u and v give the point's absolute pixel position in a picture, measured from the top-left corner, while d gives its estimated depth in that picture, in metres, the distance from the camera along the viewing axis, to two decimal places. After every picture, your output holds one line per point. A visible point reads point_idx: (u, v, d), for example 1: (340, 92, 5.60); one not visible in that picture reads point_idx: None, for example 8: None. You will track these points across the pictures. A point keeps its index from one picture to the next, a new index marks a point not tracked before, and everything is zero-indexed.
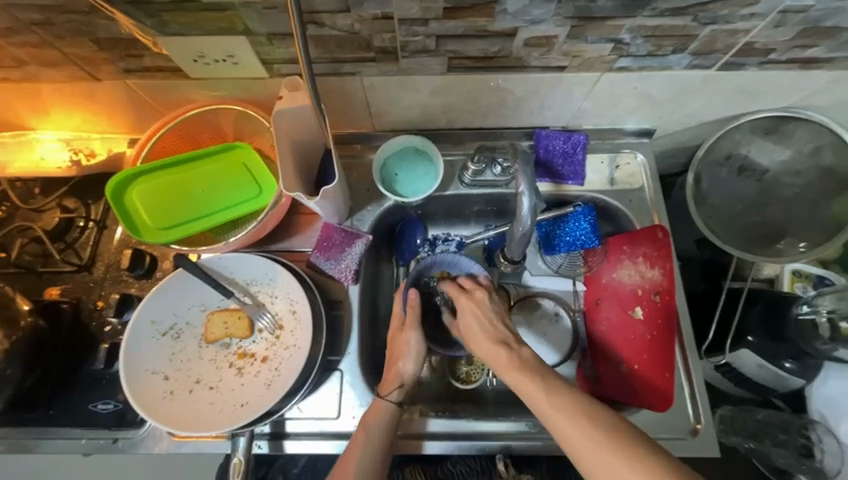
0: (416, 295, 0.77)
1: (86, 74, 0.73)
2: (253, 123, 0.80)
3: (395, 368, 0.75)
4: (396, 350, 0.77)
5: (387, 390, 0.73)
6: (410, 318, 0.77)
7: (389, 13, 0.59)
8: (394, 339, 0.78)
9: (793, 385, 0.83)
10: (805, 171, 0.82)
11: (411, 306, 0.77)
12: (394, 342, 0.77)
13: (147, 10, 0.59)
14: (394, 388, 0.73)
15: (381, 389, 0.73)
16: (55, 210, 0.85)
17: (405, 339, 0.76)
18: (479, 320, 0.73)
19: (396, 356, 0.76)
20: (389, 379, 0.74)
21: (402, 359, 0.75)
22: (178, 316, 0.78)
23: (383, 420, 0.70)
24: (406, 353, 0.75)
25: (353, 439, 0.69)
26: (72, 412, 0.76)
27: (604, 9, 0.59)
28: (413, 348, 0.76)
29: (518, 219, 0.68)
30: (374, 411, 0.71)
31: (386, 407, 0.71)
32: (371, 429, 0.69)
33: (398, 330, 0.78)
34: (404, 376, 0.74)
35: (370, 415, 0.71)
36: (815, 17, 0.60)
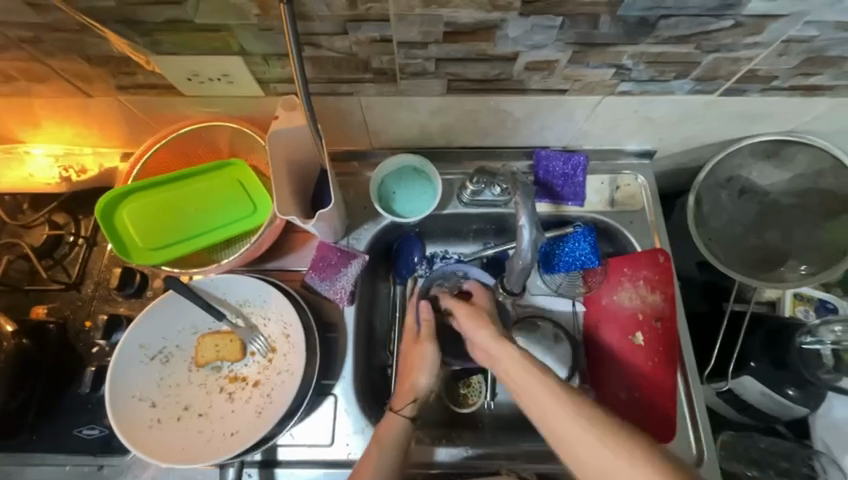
0: (429, 307, 0.76)
1: (77, 90, 0.71)
2: (248, 140, 0.78)
3: (409, 381, 0.73)
4: (409, 363, 0.74)
5: (400, 405, 0.71)
6: (425, 331, 0.75)
7: (387, 36, 0.58)
8: (408, 353, 0.75)
9: (797, 414, 0.82)
10: (806, 195, 0.82)
11: (425, 321, 0.76)
12: (408, 355, 0.75)
13: (140, 30, 0.58)
14: (408, 402, 0.71)
15: (394, 404, 0.71)
16: (44, 226, 0.82)
17: (421, 352, 0.73)
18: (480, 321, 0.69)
19: (411, 368, 0.73)
20: (403, 393, 0.72)
21: (416, 373, 0.73)
22: (167, 339, 0.76)
23: (395, 437, 0.68)
24: (421, 366, 0.73)
25: (366, 455, 0.66)
26: (56, 439, 0.74)
27: (607, 35, 0.58)
28: (428, 361, 0.73)
29: (518, 253, 0.67)
30: (387, 425, 0.69)
31: (401, 423, 0.69)
32: (385, 445, 0.67)
33: (412, 344, 0.76)
34: (419, 390, 0.72)
35: (382, 430, 0.68)
36: (819, 46, 0.60)
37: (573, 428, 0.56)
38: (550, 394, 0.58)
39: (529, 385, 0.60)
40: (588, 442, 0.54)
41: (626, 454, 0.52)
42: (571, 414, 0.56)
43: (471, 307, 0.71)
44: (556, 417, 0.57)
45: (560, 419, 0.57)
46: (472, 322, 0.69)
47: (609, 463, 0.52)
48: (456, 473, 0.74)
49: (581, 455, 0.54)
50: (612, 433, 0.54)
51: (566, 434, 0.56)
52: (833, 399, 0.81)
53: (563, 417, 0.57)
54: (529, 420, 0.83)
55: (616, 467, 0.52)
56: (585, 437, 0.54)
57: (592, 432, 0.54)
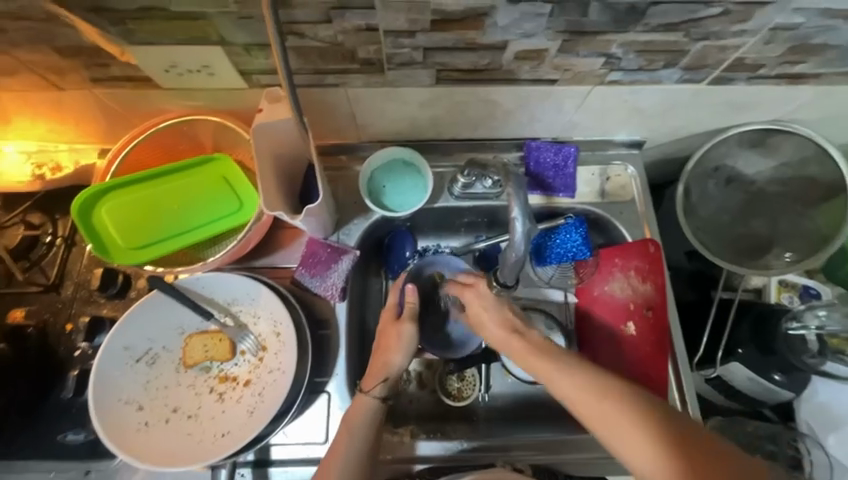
0: (414, 290, 0.75)
1: (49, 83, 0.68)
2: (232, 135, 0.76)
3: (382, 360, 0.71)
4: (385, 342, 0.72)
5: (370, 385, 0.69)
6: (407, 313, 0.74)
7: (373, 24, 0.57)
8: (385, 331, 0.73)
9: (782, 398, 0.83)
10: (790, 183, 0.83)
11: (408, 303, 0.74)
12: (384, 334, 0.73)
13: (112, 18, 0.56)
14: (377, 383, 0.69)
15: (363, 384, 0.69)
16: (19, 227, 0.79)
17: (400, 332, 0.72)
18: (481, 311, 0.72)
19: (387, 348, 0.72)
20: (374, 373, 0.70)
21: (392, 352, 0.71)
22: (153, 341, 0.74)
23: (366, 419, 0.67)
24: (398, 346, 0.71)
25: (336, 441, 0.65)
26: (39, 446, 0.71)
27: (596, 23, 0.58)
28: (406, 341, 0.72)
29: (511, 245, 0.65)
30: (356, 406, 0.68)
31: (371, 404, 0.68)
32: (355, 432, 0.66)
33: (391, 322, 0.74)
34: (391, 369, 0.70)
35: (352, 411, 0.67)
36: (804, 34, 0.60)
37: (591, 395, 0.59)
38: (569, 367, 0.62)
39: (545, 364, 0.64)
40: (608, 409, 0.57)
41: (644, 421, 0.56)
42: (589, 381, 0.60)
43: (480, 292, 0.72)
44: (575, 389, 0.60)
45: (571, 389, 0.60)
46: (486, 308, 0.71)
47: (628, 430, 0.55)
48: (452, 466, 0.74)
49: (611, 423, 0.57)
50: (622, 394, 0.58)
51: (586, 403, 0.59)
52: (816, 382, 0.84)
53: (582, 388, 0.60)
54: (523, 412, 0.83)
55: (633, 432, 0.55)
56: (602, 404, 0.58)
57: (610, 397, 0.58)
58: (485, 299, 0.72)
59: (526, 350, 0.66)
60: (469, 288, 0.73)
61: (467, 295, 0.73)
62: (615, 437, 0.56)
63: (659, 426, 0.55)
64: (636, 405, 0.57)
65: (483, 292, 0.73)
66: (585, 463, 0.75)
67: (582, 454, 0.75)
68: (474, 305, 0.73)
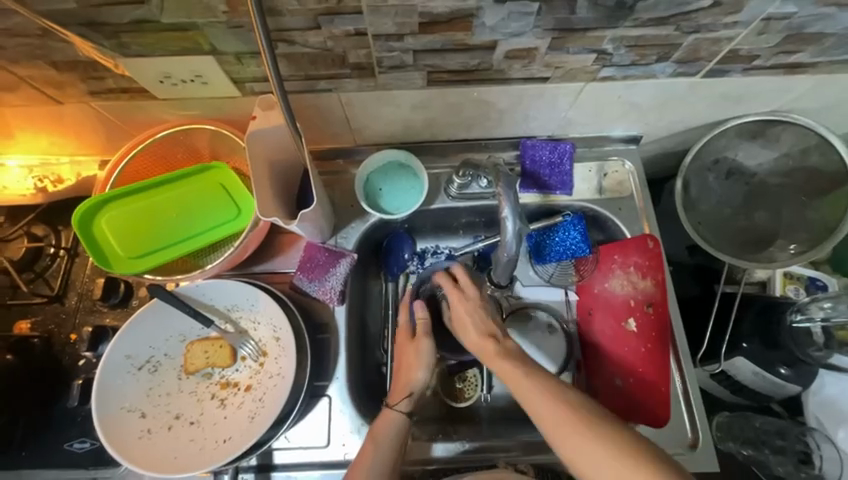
0: (422, 307, 0.75)
1: (48, 98, 0.69)
2: (228, 142, 0.76)
3: (405, 377, 0.72)
4: (404, 360, 0.73)
5: (396, 400, 0.70)
6: (420, 329, 0.74)
7: (361, 29, 0.57)
8: (403, 349, 0.74)
9: (789, 392, 0.82)
10: (792, 173, 0.82)
11: (420, 318, 0.75)
12: (402, 352, 0.74)
13: (104, 32, 0.56)
14: (403, 397, 0.70)
15: (390, 400, 0.70)
16: (23, 238, 0.80)
17: (417, 347, 0.73)
18: (464, 319, 0.71)
19: (408, 365, 0.72)
20: (399, 388, 0.71)
21: (414, 368, 0.72)
22: (155, 349, 0.75)
23: (392, 433, 0.67)
24: (417, 362, 0.72)
25: (362, 451, 0.65)
26: (46, 454, 0.72)
27: (585, 20, 0.57)
28: (424, 357, 0.72)
29: (503, 245, 0.66)
30: (381, 422, 0.68)
31: (396, 419, 0.68)
32: (380, 443, 0.65)
33: (407, 341, 0.74)
34: (414, 385, 0.71)
35: (378, 427, 0.67)
36: (799, 23, 0.59)
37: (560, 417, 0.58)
38: (540, 387, 0.61)
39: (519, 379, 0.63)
40: (578, 439, 0.56)
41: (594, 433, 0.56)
42: (560, 403, 0.59)
43: (462, 300, 0.72)
44: (547, 410, 0.59)
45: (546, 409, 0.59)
46: (468, 316, 0.71)
47: (585, 448, 0.55)
48: (452, 468, 0.74)
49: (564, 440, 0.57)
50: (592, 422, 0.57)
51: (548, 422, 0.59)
52: (824, 375, 0.82)
53: (554, 413, 0.59)
54: (525, 412, 0.83)
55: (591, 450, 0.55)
56: (569, 430, 0.57)
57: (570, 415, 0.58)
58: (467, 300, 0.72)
59: (506, 366, 0.65)
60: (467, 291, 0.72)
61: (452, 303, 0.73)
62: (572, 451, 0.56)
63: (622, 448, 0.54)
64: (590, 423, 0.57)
65: (472, 296, 0.73)
66: None
67: None
68: (459, 308, 0.72)
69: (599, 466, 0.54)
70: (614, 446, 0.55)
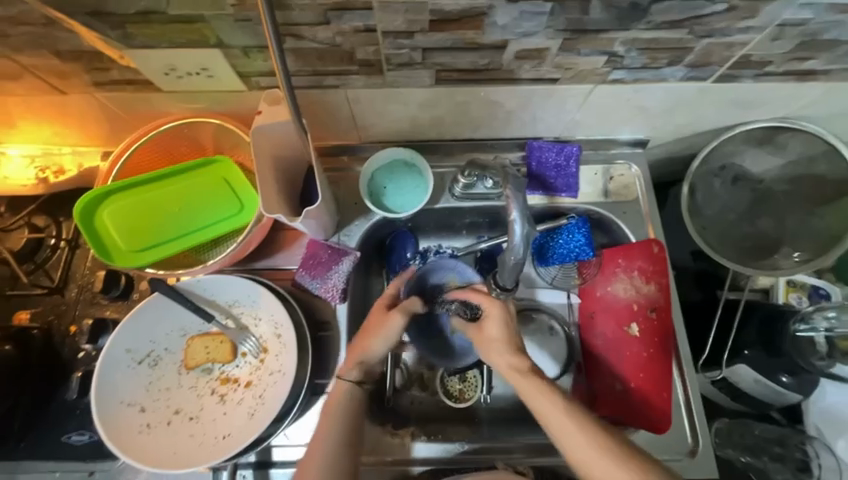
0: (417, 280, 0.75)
1: (51, 88, 0.68)
2: (233, 136, 0.76)
3: (363, 344, 0.69)
4: (369, 327, 0.70)
5: (346, 369, 0.69)
6: (403, 307, 0.71)
7: (371, 26, 0.56)
8: (372, 316, 0.72)
9: (791, 401, 0.82)
10: (799, 180, 0.81)
11: (407, 294, 0.73)
12: (371, 318, 0.71)
13: (110, 22, 0.56)
14: (354, 367, 0.68)
15: (341, 368, 0.69)
16: (24, 229, 0.79)
17: (386, 321, 0.69)
18: (503, 333, 0.69)
19: (371, 333, 0.69)
20: (352, 356, 0.69)
21: (373, 338, 0.69)
22: (155, 343, 0.74)
23: (341, 405, 0.66)
24: (379, 333, 0.69)
25: (317, 429, 0.65)
26: (44, 446, 0.72)
27: (598, 21, 0.57)
28: (389, 332, 0.69)
29: (510, 248, 0.65)
30: (335, 393, 0.68)
31: (341, 386, 0.68)
32: (333, 418, 0.65)
33: (382, 311, 0.72)
34: (370, 355, 0.69)
35: (331, 399, 0.67)
36: (814, 30, 0.58)
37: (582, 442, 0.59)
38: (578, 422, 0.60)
39: (540, 399, 0.63)
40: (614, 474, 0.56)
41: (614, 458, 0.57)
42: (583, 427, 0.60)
43: (502, 312, 0.70)
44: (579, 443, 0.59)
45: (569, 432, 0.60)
46: (499, 337, 0.69)
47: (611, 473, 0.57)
48: (452, 469, 0.74)
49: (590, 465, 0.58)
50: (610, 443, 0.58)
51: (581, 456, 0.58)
52: (826, 385, 0.83)
53: (590, 450, 0.58)
54: (524, 414, 0.82)
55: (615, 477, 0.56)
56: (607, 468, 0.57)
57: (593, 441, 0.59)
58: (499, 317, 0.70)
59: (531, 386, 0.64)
60: (496, 303, 0.70)
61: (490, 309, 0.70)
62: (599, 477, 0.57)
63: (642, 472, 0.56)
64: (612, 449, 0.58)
65: (504, 311, 0.70)
66: None
67: None
68: (492, 320, 0.70)
69: None
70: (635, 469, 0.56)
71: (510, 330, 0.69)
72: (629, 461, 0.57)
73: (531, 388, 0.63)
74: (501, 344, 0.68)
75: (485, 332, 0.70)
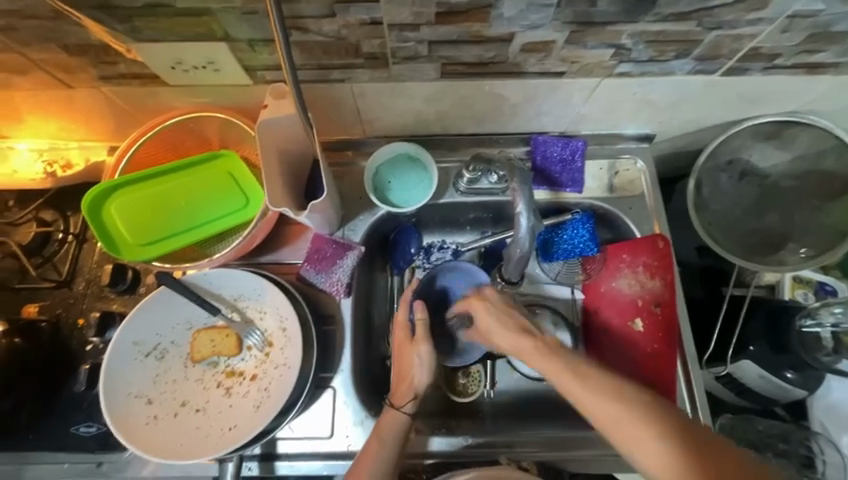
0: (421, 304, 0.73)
1: (58, 81, 0.69)
2: (238, 131, 0.76)
3: (407, 380, 0.71)
4: (404, 362, 0.72)
5: (402, 401, 0.69)
6: (419, 333, 0.72)
7: (377, 18, 0.56)
8: (402, 352, 0.73)
9: (794, 396, 0.81)
10: (806, 175, 0.81)
11: (419, 320, 0.73)
12: (401, 354, 0.73)
13: (117, 15, 0.56)
14: (408, 399, 0.69)
15: (395, 400, 0.70)
16: (32, 223, 0.80)
17: (417, 350, 0.71)
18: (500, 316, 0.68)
19: (409, 365, 0.71)
20: (403, 390, 0.70)
21: (413, 370, 0.71)
22: (161, 336, 0.75)
23: (395, 433, 0.67)
24: (418, 364, 0.71)
25: (366, 449, 0.66)
26: (53, 438, 0.73)
27: (605, 14, 0.56)
28: (425, 360, 0.71)
29: (515, 241, 0.65)
30: (387, 420, 0.68)
31: (402, 419, 0.68)
32: (385, 441, 0.66)
33: (407, 342, 0.73)
34: (419, 387, 0.70)
35: (381, 424, 0.68)
36: (823, 22, 0.58)
37: (614, 408, 0.56)
38: (613, 392, 0.57)
39: (555, 368, 0.61)
40: (653, 442, 0.53)
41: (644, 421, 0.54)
42: (605, 396, 0.57)
43: (487, 308, 0.69)
44: (612, 413, 0.56)
45: (594, 402, 0.57)
46: (498, 323, 0.68)
47: (644, 443, 0.53)
48: (456, 462, 0.75)
49: (627, 433, 0.54)
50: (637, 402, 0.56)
51: (617, 427, 0.55)
52: (831, 382, 0.82)
53: (614, 410, 0.56)
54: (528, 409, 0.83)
55: (651, 445, 0.53)
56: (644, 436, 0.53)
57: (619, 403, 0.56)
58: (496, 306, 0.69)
59: (544, 360, 0.62)
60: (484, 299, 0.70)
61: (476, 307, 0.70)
62: (634, 446, 0.54)
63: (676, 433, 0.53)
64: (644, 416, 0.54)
65: (493, 299, 0.70)
66: (592, 460, 0.74)
67: (589, 452, 0.75)
68: (482, 312, 0.69)
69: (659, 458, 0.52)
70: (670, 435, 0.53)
71: (508, 313, 0.69)
72: (659, 419, 0.54)
73: (547, 362, 0.62)
74: (500, 325, 0.68)
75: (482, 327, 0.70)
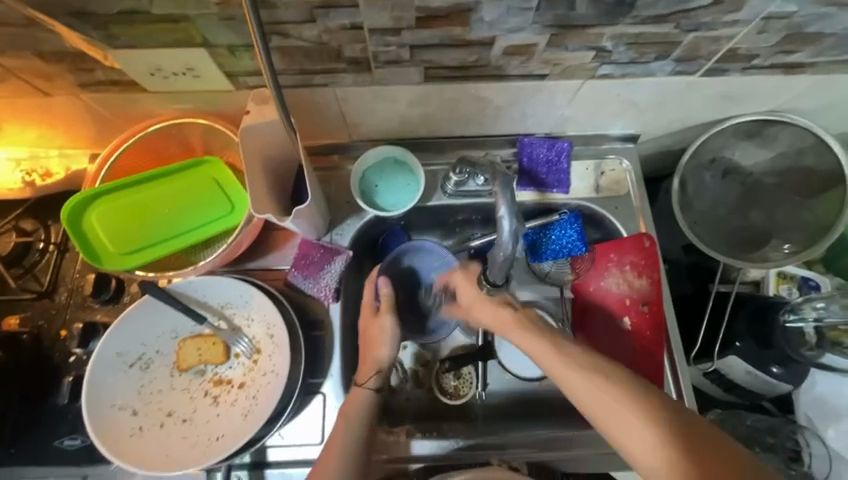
0: (387, 284, 0.76)
1: (34, 89, 0.67)
2: (221, 137, 0.75)
3: (370, 356, 0.73)
4: (369, 338, 0.74)
5: (365, 378, 0.71)
6: (384, 305, 0.75)
7: (358, 23, 0.56)
8: (367, 327, 0.75)
9: (782, 391, 0.83)
10: (787, 173, 0.82)
11: (384, 294, 0.76)
12: (366, 330, 0.75)
13: (92, 22, 0.55)
14: (372, 375, 0.71)
15: (359, 378, 0.72)
16: (10, 233, 0.78)
17: (381, 325, 0.74)
18: (478, 291, 0.72)
19: (373, 342, 0.74)
20: (367, 367, 0.72)
21: (377, 346, 0.73)
22: (146, 346, 0.74)
23: (360, 410, 0.68)
24: (381, 339, 0.73)
25: (334, 432, 0.66)
26: (35, 452, 0.71)
27: (585, 16, 0.57)
28: (388, 332, 0.73)
29: (499, 244, 0.62)
30: (352, 400, 0.69)
31: (365, 395, 0.70)
32: (351, 422, 0.67)
33: (372, 317, 0.75)
34: (382, 361, 0.73)
35: (347, 406, 0.69)
36: (799, 23, 0.59)
37: (594, 386, 0.59)
38: (588, 368, 0.61)
39: (532, 341, 0.66)
40: (626, 417, 0.56)
41: (621, 397, 0.58)
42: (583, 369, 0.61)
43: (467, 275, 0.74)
44: (603, 401, 0.58)
45: (574, 375, 0.61)
46: (477, 295, 0.72)
47: (625, 421, 0.56)
48: (447, 465, 0.74)
49: (604, 411, 0.58)
50: (618, 378, 0.59)
51: (602, 410, 0.58)
52: (816, 375, 0.83)
53: (591, 387, 0.59)
54: (520, 409, 0.83)
55: (635, 425, 0.56)
56: (631, 421, 0.56)
57: (601, 380, 0.59)
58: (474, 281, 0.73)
59: (523, 335, 0.67)
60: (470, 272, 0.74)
61: (457, 278, 0.75)
62: (612, 423, 0.57)
63: (657, 412, 0.56)
64: (625, 390, 0.58)
65: (474, 272, 0.75)
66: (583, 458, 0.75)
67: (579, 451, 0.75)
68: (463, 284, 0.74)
69: (644, 438, 0.55)
70: (657, 415, 0.56)
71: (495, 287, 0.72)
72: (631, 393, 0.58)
73: (532, 339, 0.66)
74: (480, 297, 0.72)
75: (464, 299, 0.74)
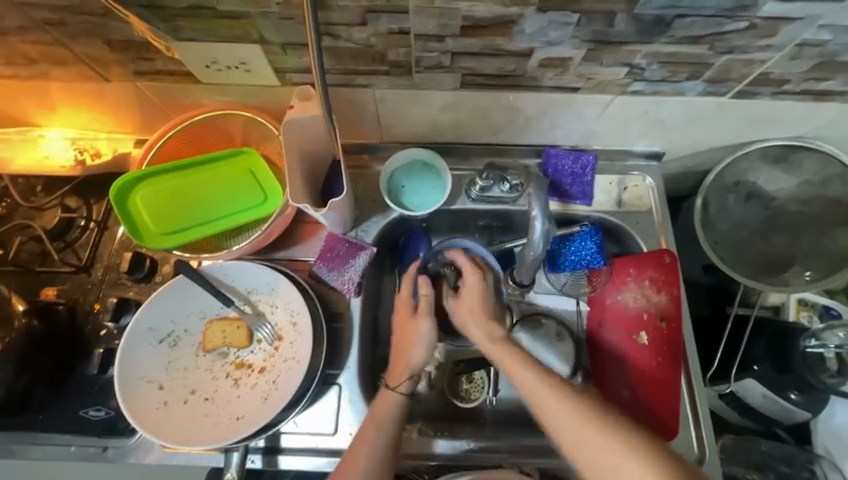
0: (426, 280, 0.74)
1: (94, 74, 0.72)
2: (261, 130, 0.79)
3: (404, 358, 0.72)
4: (404, 339, 0.73)
5: (397, 381, 0.71)
6: (423, 307, 0.73)
7: (405, 29, 0.59)
8: (404, 326, 0.74)
9: (799, 418, 0.81)
10: (812, 199, 0.82)
11: (423, 296, 0.74)
12: (402, 329, 0.74)
13: (161, 14, 0.59)
14: (404, 379, 0.71)
15: (391, 380, 0.71)
16: (57, 209, 0.83)
17: (417, 327, 0.73)
18: (475, 302, 0.72)
19: (408, 344, 0.73)
20: (399, 370, 0.72)
21: (414, 347, 0.72)
22: (175, 324, 0.76)
23: (393, 415, 0.69)
24: (418, 341, 0.72)
25: (362, 433, 0.67)
26: (61, 418, 0.75)
27: (622, 33, 0.59)
28: (424, 337, 0.72)
29: (529, 244, 0.68)
30: (382, 402, 0.70)
31: (396, 399, 0.70)
32: (383, 425, 0.68)
33: (409, 318, 0.74)
34: (414, 365, 0.72)
35: (378, 408, 0.69)
36: (832, 51, 0.61)
37: (570, 412, 0.60)
38: (561, 395, 0.61)
39: (517, 366, 0.65)
40: (599, 445, 0.57)
41: (595, 424, 0.58)
42: (564, 399, 0.61)
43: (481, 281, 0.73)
44: (608, 458, 0.56)
45: (541, 399, 0.62)
46: (469, 309, 0.72)
47: (598, 451, 0.57)
48: (457, 465, 0.75)
49: (576, 439, 0.58)
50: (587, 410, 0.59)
51: (576, 436, 0.59)
52: (835, 404, 0.82)
53: (566, 413, 0.60)
54: (530, 417, 0.83)
55: (606, 454, 0.56)
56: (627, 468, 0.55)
57: (572, 406, 0.60)
58: (477, 290, 0.73)
59: (503, 354, 0.67)
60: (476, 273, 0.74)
61: (468, 278, 0.74)
62: (583, 452, 0.58)
63: (629, 443, 0.56)
64: (595, 419, 0.58)
65: (475, 283, 0.73)
66: None
67: None
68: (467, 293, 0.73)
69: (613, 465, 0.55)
70: (630, 446, 0.56)
71: (484, 301, 0.72)
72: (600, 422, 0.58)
73: (513, 359, 0.66)
74: (481, 312, 0.71)
75: (466, 299, 0.73)
